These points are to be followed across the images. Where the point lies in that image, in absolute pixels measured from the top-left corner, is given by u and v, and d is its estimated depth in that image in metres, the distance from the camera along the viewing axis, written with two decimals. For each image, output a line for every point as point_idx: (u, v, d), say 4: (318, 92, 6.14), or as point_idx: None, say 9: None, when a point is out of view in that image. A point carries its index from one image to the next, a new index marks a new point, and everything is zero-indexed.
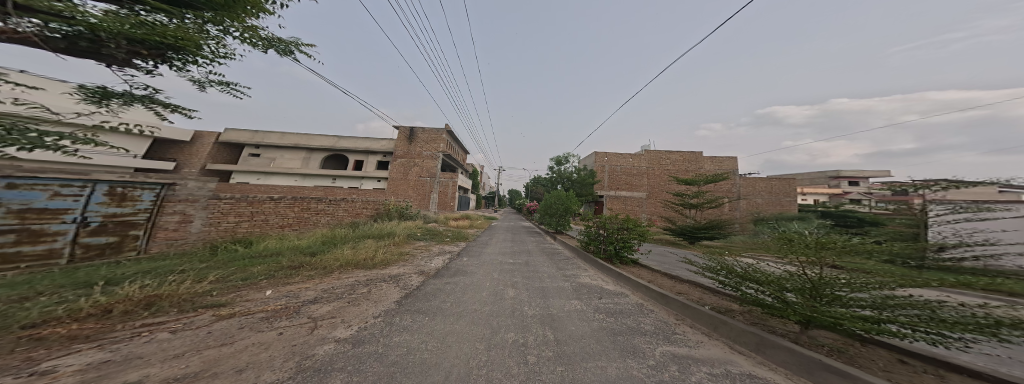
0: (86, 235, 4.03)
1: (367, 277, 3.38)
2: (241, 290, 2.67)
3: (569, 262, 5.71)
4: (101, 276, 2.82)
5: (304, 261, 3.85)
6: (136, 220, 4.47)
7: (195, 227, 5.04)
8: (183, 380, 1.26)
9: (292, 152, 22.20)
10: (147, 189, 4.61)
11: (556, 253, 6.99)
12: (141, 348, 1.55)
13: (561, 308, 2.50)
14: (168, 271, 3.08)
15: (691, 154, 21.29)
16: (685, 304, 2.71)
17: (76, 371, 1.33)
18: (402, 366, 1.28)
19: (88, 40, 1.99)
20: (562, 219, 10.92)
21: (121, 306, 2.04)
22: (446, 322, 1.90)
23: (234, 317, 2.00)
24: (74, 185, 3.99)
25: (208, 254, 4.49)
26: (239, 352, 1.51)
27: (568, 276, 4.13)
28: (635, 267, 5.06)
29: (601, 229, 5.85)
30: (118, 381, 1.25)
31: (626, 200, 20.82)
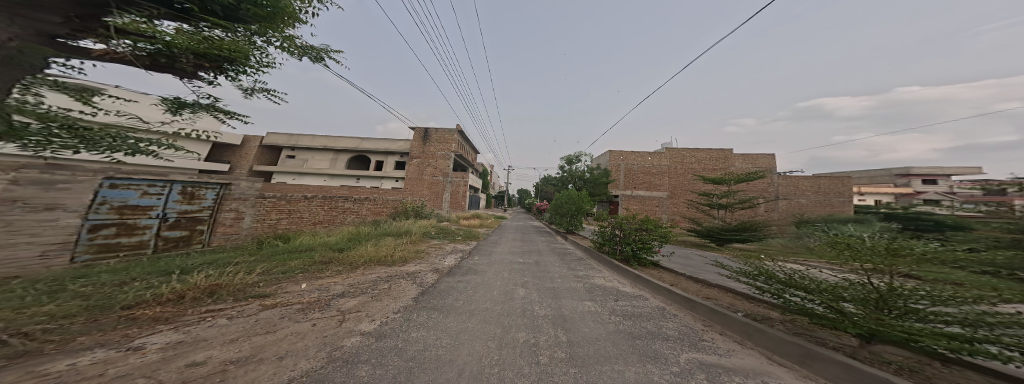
0: (166, 229, 4.67)
1: (387, 273, 3.56)
2: (281, 282, 2.94)
3: (581, 262, 5.54)
4: (175, 266, 3.31)
5: (333, 256, 4.17)
6: (201, 216, 5.12)
7: (246, 223, 5.74)
8: (237, 363, 1.42)
9: (319, 154, 23.93)
10: (209, 189, 5.29)
11: (567, 253, 6.83)
12: (205, 331, 1.78)
13: (577, 309, 2.41)
14: (225, 263, 3.53)
15: (721, 151, 19.71)
16: (713, 310, 2.50)
17: (158, 348, 1.56)
18: (420, 362, 1.33)
19: (165, 56, 2.30)
20: (573, 220, 10.73)
21: (192, 293, 2.35)
22: (458, 319, 1.94)
23: (276, 307, 2.22)
24: (157, 185, 4.62)
25: (254, 247, 5.06)
26: (280, 340, 1.66)
27: (580, 276, 4.02)
28: (656, 270, 4.81)
29: (617, 229, 5.61)
30: (189, 361, 1.45)
31: (645, 200, 19.94)
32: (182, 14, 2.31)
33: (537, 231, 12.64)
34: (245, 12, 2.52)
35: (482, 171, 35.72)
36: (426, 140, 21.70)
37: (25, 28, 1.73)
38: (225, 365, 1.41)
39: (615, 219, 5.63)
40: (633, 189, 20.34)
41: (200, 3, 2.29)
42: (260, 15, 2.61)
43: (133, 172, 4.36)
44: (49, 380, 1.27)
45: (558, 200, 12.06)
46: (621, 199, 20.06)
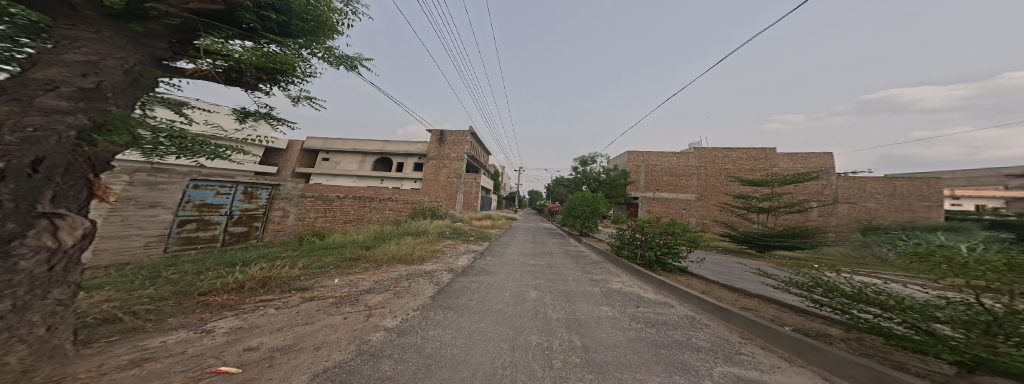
0: (232, 225, 5.37)
1: (407, 271, 3.74)
2: (318, 277, 3.25)
3: (598, 266, 5.29)
4: (237, 258, 3.84)
5: (361, 253, 4.50)
6: (256, 213, 5.84)
7: (290, 220, 6.55)
8: (282, 350, 1.60)
9: (349, 157, 26.11)
10: (262, 188, 6.03)
11: (583, 256, 6.55)
12: (258, 319, 2.02)
13: (597, 314, 2.31)
14: (275, 257, 4.02)
15: (764, 150, 17.67)
16: (754, 322, 2.30)
17: (224, 332, 1.81)
18: (436, 360, 1.37)
19: (235, 71, 2.40)
20: (588, 223, 10.31)
21: (249, 284, 2.69)
22: (471, 319, 1.96)
23: (314, 300, 2.45)
24: (226, 186, 5.29)
25: (296, 243, 5.66)
26: (316, 332, 1.83)
27: (596, 280, 3.83)
28: (684, 277, 4.46)
29: (638, 233, 5.25)
30: (245, 346, 1.66)
31: (669, 203, 18.65)
32: (248, 33, 2.41)
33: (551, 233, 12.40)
34: (294, 28, 2.64)
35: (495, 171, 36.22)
36: (442, 141, 22.64)
37: (146, 54, 1.81)
38: (272, 352, 1.59)
39: (635, 221, 5.27)
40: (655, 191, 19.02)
41: (261, 21, 2.37)
42: (306, 30, 2.73)
43: (209, 174, 5.05)
44: (145, 354, 1.55)
45: (572, 202, 11.71)
46: (642, 201, 19.04)
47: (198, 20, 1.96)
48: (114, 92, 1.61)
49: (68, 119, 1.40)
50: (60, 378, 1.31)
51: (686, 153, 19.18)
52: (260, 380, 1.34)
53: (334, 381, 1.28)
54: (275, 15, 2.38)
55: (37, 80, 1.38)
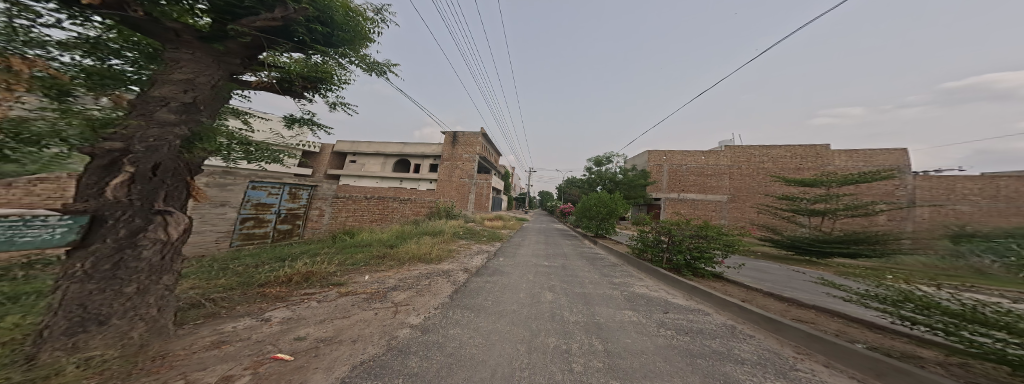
0: (279, 222, 5.97)
1: (426, 270, 3.88)
2: (351, 273, 3.52)
3: (619, 269, 5.03)
4: (285, 253, 4.34)
5: (387, 251, 4.78)
6: (298, 212, 6.45)
7: (325, 220, 7.09)
8: (326, 341, 1.76)
9: (373, 159, 27.79)
10: (304, 189, 6.57)
11: (601, 258, 6.27)
12: (304, 311, 2.24)
13: (627, 320, 2.15)
14: (315, 253, 4.46)
15: (812, 147, 15.70)
16: (813, 336, 2.03)
17: (279, 321, 2.04)
18: (456, 359, 1.39)
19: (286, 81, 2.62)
20: (605, 225, 9.90)
21: (296, 277, 2.99)
22: (487, 319, 1.97)
23: (349, 295, 2.65)
24: (276, 187, 5.84)
25: (331, 240, 6.23)
26: (352, 325, 1.97)
27: (619, 285, 3.60)
28: (719, 283, 4.10)
29: (666, 237, 4.87)
30: (295, 335, 1.85)
31: (693, 205, 17.55)
32: (300, 45, 2.61)
33: (564, 234, 12.15)
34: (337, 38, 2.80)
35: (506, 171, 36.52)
36: (457, 143, 23.40)
37: (223, 70, 2.09)
38: (317, 343, 1.75)
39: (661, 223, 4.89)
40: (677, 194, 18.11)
41: (309, 34, 2.54)
42: (346, 40, 2.87)
43: (263, 177, 5.64)
44: (220, 337, 1.81)
45: (585, 202, 11.34)
46: (664, 203, 18.20)
47: (263, 37, 2.18)
48: (202, 102, 1.91)
49: (176, 130, 1.73)
50: (163, 355, 1.59)
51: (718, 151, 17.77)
52: (304, 373, 1.46)
53: (370, 374, 1.36)
54: (322, 28, 2.56)
55: (154, 97, 1.71)
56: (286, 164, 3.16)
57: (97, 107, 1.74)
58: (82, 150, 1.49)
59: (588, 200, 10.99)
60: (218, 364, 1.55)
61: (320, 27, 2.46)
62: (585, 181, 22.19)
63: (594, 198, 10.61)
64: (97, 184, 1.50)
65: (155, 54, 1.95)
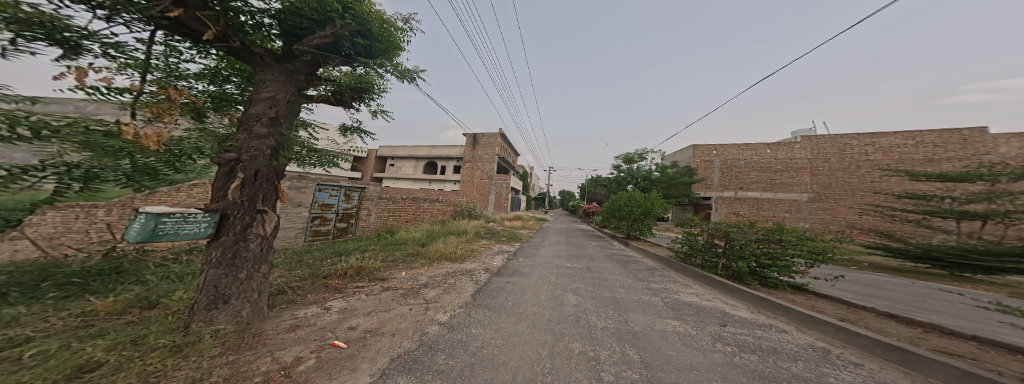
0: (338, 220, 6.83)
1: (452, 268, 4.05)
2: (391, 269, 3.86)
3: (666, 278, 4.47)
4: (344, 248, 5.07)
5: (420, 249, 5.15)
6: (352, 212, 7.30)
7: (372, 219, 7.91)
8: (373, 331, 1.95)
9: (406, 162, 30.21)
10: (355, 191, 7.37)
11: (640, 265, 5.63)
12: (357, 303, 2.54)
13: (697, 337, 1.99)
14: (365, 249, 5.12)
15: (941, 136, 11.99)
16: (970, 375, 1.57)
17: (337, 311, 2.35)
18: (479, 360, 1.37)
19: (338, 93, 2.89)
20: (641, 225, 9.33)
21: (350, 271, 3.41)
22: (508, 320, 1.95)
23: (389, 290, 2.90)
24: (334, 189, 6.67)
25: (377, 237, 7.03)
26: (392, 319, 2.14)
27: (665, 299, 3.14)
28: (803, 297, 3.49)
29: (722, 241, 4.51)
30: (349, 324, 2.09)
31: (756, 206, 17.50)
32: (348, 59, 2.85)
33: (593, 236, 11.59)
34: (376, 51, 2.97)
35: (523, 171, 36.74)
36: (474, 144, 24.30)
37: (290, 86, 2.44)
38: (365, 333, 1.94)
39: (718, 226, 4.47)
40: (737, 189, 18.08)
41: (353, 49, 2.77)
42: (384, 51, 3.03)
43: (327, 181, 6.63)
44: (294, 322, 2.16)
45: (614, 200, 10.72)
46: (716, 203, 18.36)
47: (319, 54, 2.50)
48: (282, 116, 2.35)
49: (266, 141, 2.18)
50: (260, 333, 1.97)
51: (790, 146, 17.40)
52: (350, 361, 1.62)
53: (404, 367, 1.43)
54: (364, 41, 2.74)
55: (252, 114, 2.17)
56: (342, 167, 3.70)
57: (221, 125, 2.45)
58: (213, 160, 1.97)
59: (619, 199, 10.36)
60: (293, 345, 1.84)
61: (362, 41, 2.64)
62: (614, 178, 20.78)
63: (627, 197, 9.92)
64: (224, 187, 2.03)
65: (250, 76, 2.57)
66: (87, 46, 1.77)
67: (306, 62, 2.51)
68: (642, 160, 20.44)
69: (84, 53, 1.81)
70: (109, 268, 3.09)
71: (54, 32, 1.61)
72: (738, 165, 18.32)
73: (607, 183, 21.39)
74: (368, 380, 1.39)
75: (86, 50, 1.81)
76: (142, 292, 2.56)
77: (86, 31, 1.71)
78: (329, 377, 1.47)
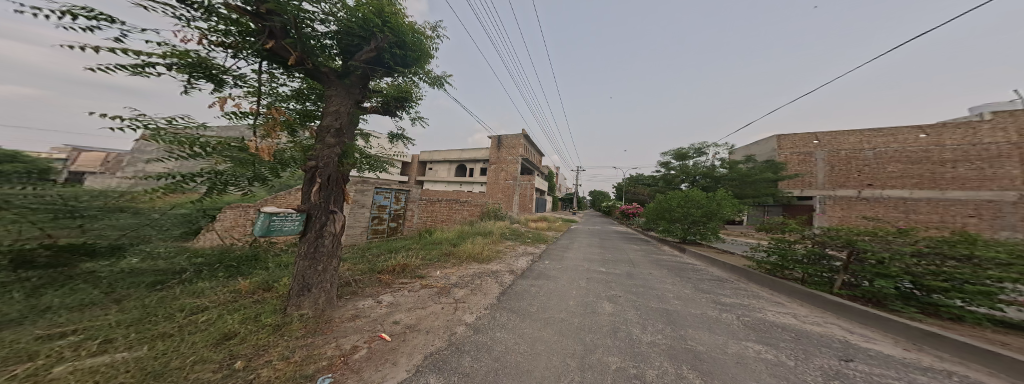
0: (391, 220, 7.64)
1: (480, 269, 4.21)
2: (429, 268, 4.08)
3: (748, 295, 3.65)
4: (393, 245, 5.70)
5: (452, 249, 5.37)
6: (402, 212, 8.07)
7: (416, 220, 8.72)
8: (412, 327, 2.07)
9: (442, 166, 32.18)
10: (404, 193, 8.11)
11: (702, 277, 4.73)
12: (401, 298, 2.76)
13: (807, 373, 1.58)
14: (410, 246, 5.67)
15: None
16: None
17: (385, 305, 2.59)
18: (502, 366, 1.39)
19: (384, 103, 3.25)
20: (702, 229, 8.08)
21: (397, 268, 3.74)
22: (533, 326, 2.09)
23: (426, 288, 3.06)
24: (388, 192, 7.47)
25: (420, 235, 7.73)
26: (429, 317, 2.24)
27: (743, 322, 2.54)
28: (1010, 334, 2.38)
29: (842, 253, 3.56)
30: (393, 318, 2.27)
31: (908, 209, 15.22)
32: (390, 71, 3.20)
33: (637, 241, 10.51)
34: (412, 61, 3.25)
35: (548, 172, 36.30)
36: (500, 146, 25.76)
37: (348, 100, 2.85)
38: (405, 329, 2.07)
39: (834, 233, 3.56)
40: (867, 186, 16.10)
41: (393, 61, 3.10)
42: (418, 60, 3.29)
43: (384, 184, 7.32)
44: (355, 312, 2.45)
45: (663, 199, 9.52)
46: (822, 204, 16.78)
47: (368, 67, 2.88)
48: (344, 126, 2.77)
49: (335, 150, 2.63)
50: (329, 320, 2.31)
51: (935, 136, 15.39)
52: (392, 355, 1.72)
53: (435, 367, 1.45)
54: (400, 52, 3.03)
55: (324, 127, 2.64)
56: (392, 171, 3.93)
57: (306, 138, 3.05)
58: (302, 168, 2.48)
59: (670, 197, 9.10)
60: (352, 334, 2.08)
61: (398, 51, 2.92)
62: (660, 177, 18.55)
63: (681, 196, 8.62)
64: (308, 191, 2.56)
65: (320, 94, 3.08)
66: (225, 79, 2.53)
67: (359, 76, 2.93)
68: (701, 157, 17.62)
69: (226, 84, 2.60)
70: (251, 255, 4.23)
71: (206, 70, 2.35)
72: (863, 156, 16.44)
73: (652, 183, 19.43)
74: (403, 375, 1.44)
75: (227, 83, 2.59)
76: (267, 276, 3.37)
77: (225, 68, 2.45)
78: (374, 368, 1.58)
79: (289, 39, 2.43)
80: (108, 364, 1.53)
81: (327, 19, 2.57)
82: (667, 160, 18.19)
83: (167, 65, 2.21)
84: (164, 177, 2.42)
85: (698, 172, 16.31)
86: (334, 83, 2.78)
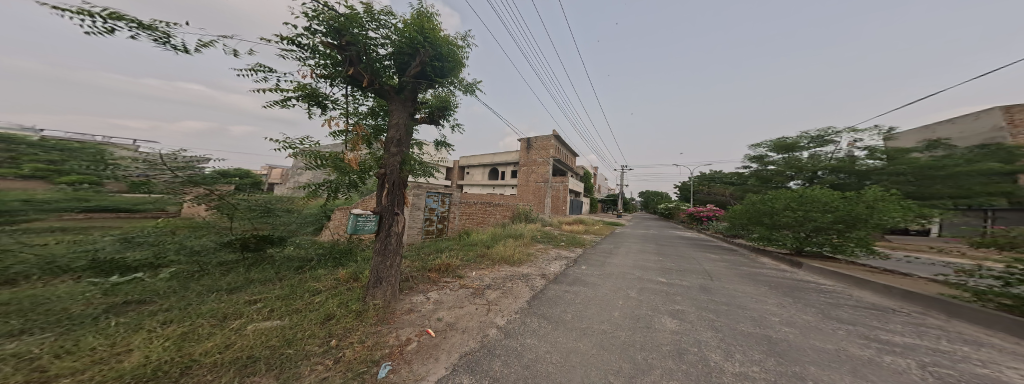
0: (437, 221, 8.27)
1: (510, 272, 4.18)
2: (466, 268, 4.27)
3: (933, 337, 2.55)
4: (438, 245, 6.16)
5: (485, 250, 5.53)
6: (446, 214, 8.66)
7: (457, 221, 9.25)
8: (451, 325, 2.18)
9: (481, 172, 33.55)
10: (446, 196, 8.70)
11: (839, 302, 3.60)
12: (445, 296, 2.94)
13: None
14: (451, 247, 6.02)
15: None
16: None
17: (432, 302, 2.79)
18: (533, 374, 1.35)
19: (430, 113, 3.60)
20: (832, 240, 6.23)
21: (442, 267, 4.03)
22: (569, 337, 1.95)
23: (464, 288, 3.20)
24: (433, 195, 8.09)
25: (459, 237, 8.17)
26: (468, 316, 2.33)
27: (934, 375, 1.76)
28: None
29: None
30: (437, 315, 2.44)
31: None
32: (434, 84, 3.55)
33: (716, 249, 8.78)
34: (451, 71, 3.52)
35: (586, 172, 34.64)
36: (529, 148, 26.26)
37: (403, 112, 3.27)
38: (445, 327, 2.18)
39: None
40: None
41: (434, 75, 3.42)
42: (455, 70, 3.56)
43: (432, 188, 8.05)
44: (410, 306, 2.73)
45: (761, 200, 7.79)
46: None
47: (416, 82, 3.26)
48: (402, 136, 3.17)
49: (397, 158, 3.04)
50: (391, 312, 2.62)
51: None
52: (435, 351, 1.83)
53: (467, 367, 1.48)
54: (439, 64, 3.32)
55: (391, 140, 3.08)
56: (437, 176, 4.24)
57: (376, 150, 3.59)
58: (377, 176, 2.92)
59: (777, 197, 7.43)
60: (407, 326, 2.31)
61: (437, 64, 3.24)
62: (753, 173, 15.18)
63: (793, 196, 6.97)
64: (379, 195, 3.02)
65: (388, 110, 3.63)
66: (327, 105, 3.21)
67: (411, 90, 3.37)
68: (821, 148, 13.09)
69: (328, 109, 3.30)
70: (347, 248, 5.20)
71: (316, 98, 3.04)
72: None
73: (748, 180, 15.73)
74: (442, 372, 1.50)
75: (329, 108, 3.30)
76: (356, 268, 4.04)
77: (327, 95, 3.12)
78: (421, 362, 1.69)
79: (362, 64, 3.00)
80: (269, 329, 2.14)
81: (385, 42, 3.04)
82: (765, 152, 14.78)
83: (295, 97, 2.97)
84: (299, 185, 3.30)
85: (824, 165, 11.66)
86: (391, 99, 3.23)
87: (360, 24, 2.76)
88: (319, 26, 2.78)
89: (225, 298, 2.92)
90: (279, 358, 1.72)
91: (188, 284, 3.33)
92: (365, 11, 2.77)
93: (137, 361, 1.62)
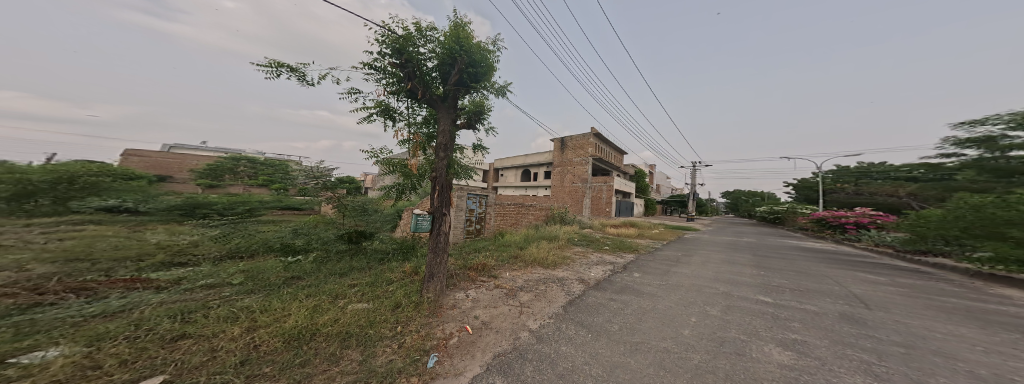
0: (475, 221, 8.62)
1: (545, 275, 4.07)
2: (500, 268, 4.32)
3: None
4: (478, 245, 6.36)
5: (519, 252, 5.50)
6: (483, 214, 8.94)
7: (494, 222, 9.47)
8: (485, 324, 2.22)
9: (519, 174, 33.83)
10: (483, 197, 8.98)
11: None
12: (482, 295, 3.01)
13: None
14: (489, 247, 6.16)
15: None
16: None
17: (470, 299, 2.89)
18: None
19: (470, 118, 3.77)
20: None
21: (480, 266, 4.15)
22: (612, 349, 1.77)
23: (498, 288, 3.23)
24: (472, 197, 8.43)
25: (495, 237, 8.35)
26: (504, 316, 2.34)
27: None
28: None
29: None
30: (474, 313, 2.51)
31: None
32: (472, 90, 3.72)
33: (881, 270, 6.25)
34: (486, 76, 3.63)
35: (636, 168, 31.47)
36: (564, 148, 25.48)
37: (447, 118, 3.50)
38: (480, 325, 2.23)
39: None
40: None
41: (471, 81, 3.58)
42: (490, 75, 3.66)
43: (471, 190, 8.41)
44: (454, 302, 2.88)
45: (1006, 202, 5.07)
46: None
47: (457, 89, 3.46)
48: (447, 141, 3.40)
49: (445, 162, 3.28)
50: (438, 306, 2.80)
51: None
52: (472, 348, 1.87)
53: (501, 367, 1.48)
54: (474, 70, 3.46)
55: (440, 145, 3.33)
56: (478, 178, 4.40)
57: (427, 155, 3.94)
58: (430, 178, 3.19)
59: None
60: (450, 321, 2.43)
61: (473, 70, 3.39)
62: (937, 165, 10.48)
63: None
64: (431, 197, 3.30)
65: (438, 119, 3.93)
66: (396, 117, 3.65)
67: (454, 98, 3.58)
68: None
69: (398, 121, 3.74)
70: (412, 245, 5.72)
71: (389, 112, 3.49)
72: None
73: (951, 179, 9.99)
74: (477, 370, 1.52)
75: (398, 120, 3.73)
76: (417, 262, 4.48)
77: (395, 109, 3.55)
78: (459, 357, 1.75)
79: (416, 78, 3.35)
80: (359, 310, 2.52)
81: (432, 56, 3.31)
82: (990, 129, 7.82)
83: (375, 113, 3.46)
84: (381, 189, 3.79)
85: None
86: (438, 108, 3.50)
87: (413, 43, 3.10)
88: (384, 49, 3.20)
89: (343, 280, 3.58)
90: (363, 336, 1.99)
91: (321, 266, 4.21)
92: (416, 29, 3.08)
93: (295, 324, 2.11)
